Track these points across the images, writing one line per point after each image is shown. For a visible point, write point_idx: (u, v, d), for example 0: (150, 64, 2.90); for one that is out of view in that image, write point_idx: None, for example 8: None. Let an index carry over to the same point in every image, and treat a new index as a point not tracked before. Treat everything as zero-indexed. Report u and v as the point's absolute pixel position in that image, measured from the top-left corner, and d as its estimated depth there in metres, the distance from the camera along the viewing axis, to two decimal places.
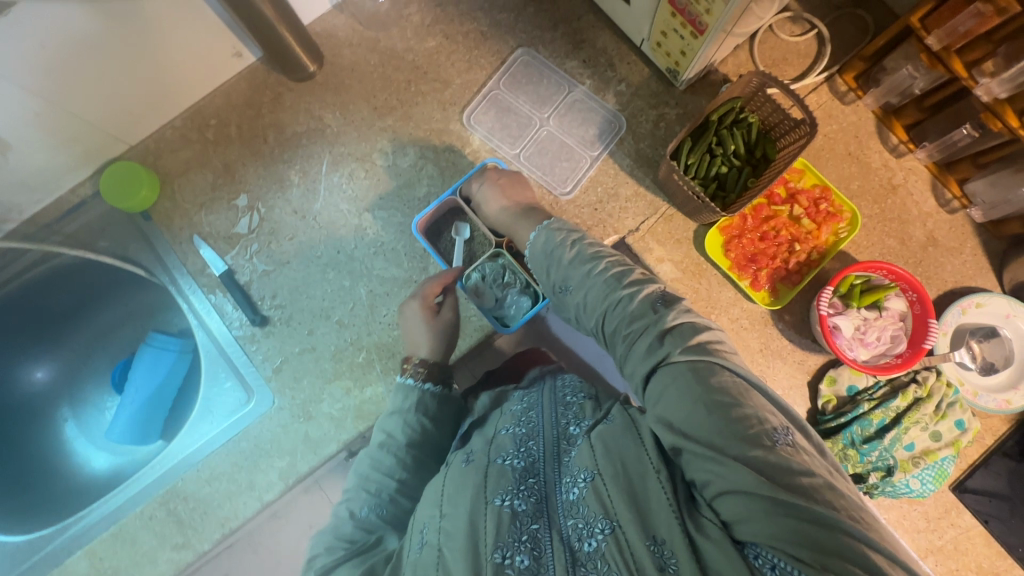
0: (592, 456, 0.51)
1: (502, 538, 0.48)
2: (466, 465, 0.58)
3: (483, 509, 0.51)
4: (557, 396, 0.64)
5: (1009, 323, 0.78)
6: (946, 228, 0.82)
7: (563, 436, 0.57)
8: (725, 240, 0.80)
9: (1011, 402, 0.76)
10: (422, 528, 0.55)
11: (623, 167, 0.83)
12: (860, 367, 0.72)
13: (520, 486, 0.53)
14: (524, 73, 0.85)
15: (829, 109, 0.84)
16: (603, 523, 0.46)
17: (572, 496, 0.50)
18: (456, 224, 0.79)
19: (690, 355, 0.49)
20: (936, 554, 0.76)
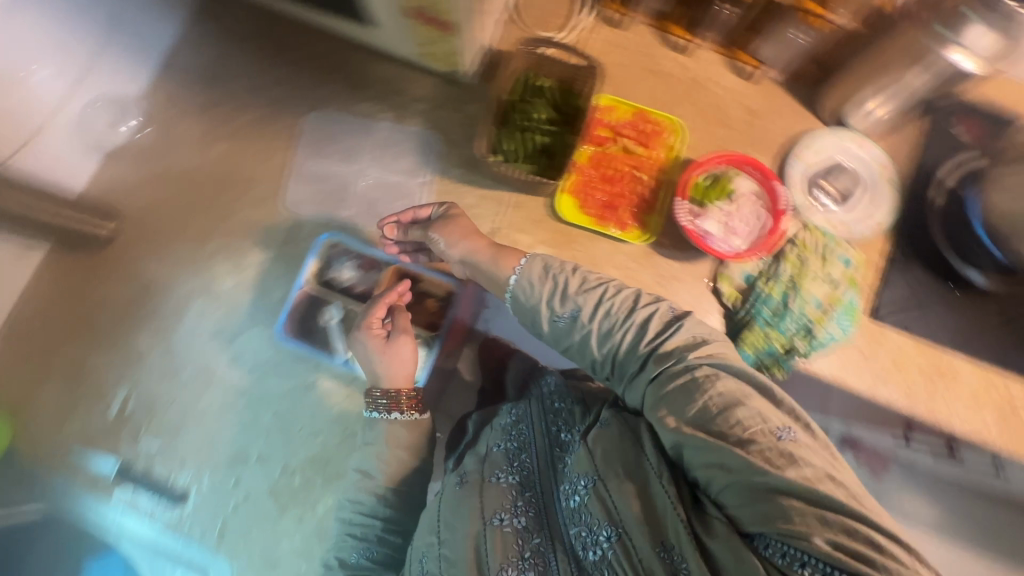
0: (588, 462, 0.55)
1: (507, 557, 0.54)
2: (462, 488, 0.63)
3: (487, 532, 0.57)
4: (547, 404, 0.68)
5: (845, 154, 0.83)
6: (759, 96, 0.86)
7: (559, 446, 0.62)
8: (577, 201, 0.81)
9: (877, 219, 0.81)
10: (422, 555, 0.61)
11: (456, 179, 0.82)
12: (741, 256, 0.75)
13: (517, 506, 0.58)
14: (322, 136, 0.83)
15: (612, 40, 0.86)
16: (607, 530, 0.50)
17: (574, 504, 0.54)
18: (320, 311, 0.76)
19: (706, 365, 0.52)
20: (884, 378, 0.80)
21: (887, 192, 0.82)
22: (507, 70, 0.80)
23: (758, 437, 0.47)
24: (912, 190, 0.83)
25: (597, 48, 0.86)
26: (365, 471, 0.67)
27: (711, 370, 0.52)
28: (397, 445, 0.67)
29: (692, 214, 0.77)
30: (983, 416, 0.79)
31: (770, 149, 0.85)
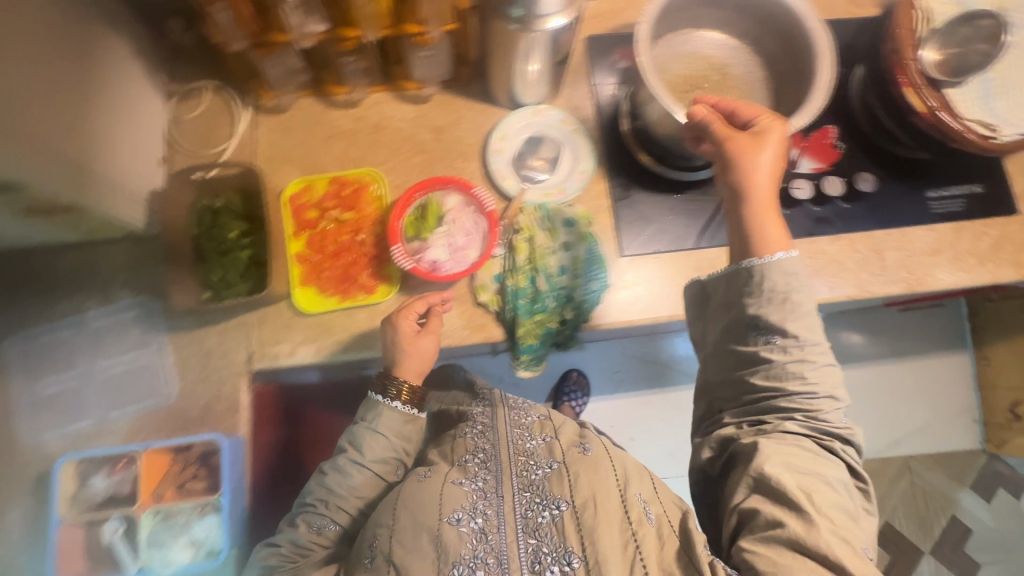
0: (565, 487, 0.69)
1: (463, 552, 0.65)
2: (425, 479, 0.75)
3: (446, 527, 0.67)
4: (516, 425, 0.81)
5: (530, 128, 0.88)
6: (437, 110, 0.88)
7: (522, 457, 0.75)
8: (314, 288, 0.80)
9: (584, 169, 0.86)
10: (372, 541, 0.71)
11: (187, 327, 0.78)
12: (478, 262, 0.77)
13: (478, 509, 0.69)
14: (29, 356, 0.76)
15: (280, 126, 0.86)
16: (574, 554, 0.64)
17: (542, 519, 0.67)
18: (97, 530, 0.77)
19: (785, 324, 0.63)
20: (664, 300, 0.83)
21: (582, 141, 0.87)
22: (180, 206, 0.77)
23: (813, 503, 0.59)
24: (603, 129, 0.88)
25: (270, 140, 0.85)
26: (357, 466, 0.78)
27: (810, 439, 0.64)
28: (394, 435, 0.79)
29: (415, 251, 0.78)
30: None
31: (470, 153, 0.87)
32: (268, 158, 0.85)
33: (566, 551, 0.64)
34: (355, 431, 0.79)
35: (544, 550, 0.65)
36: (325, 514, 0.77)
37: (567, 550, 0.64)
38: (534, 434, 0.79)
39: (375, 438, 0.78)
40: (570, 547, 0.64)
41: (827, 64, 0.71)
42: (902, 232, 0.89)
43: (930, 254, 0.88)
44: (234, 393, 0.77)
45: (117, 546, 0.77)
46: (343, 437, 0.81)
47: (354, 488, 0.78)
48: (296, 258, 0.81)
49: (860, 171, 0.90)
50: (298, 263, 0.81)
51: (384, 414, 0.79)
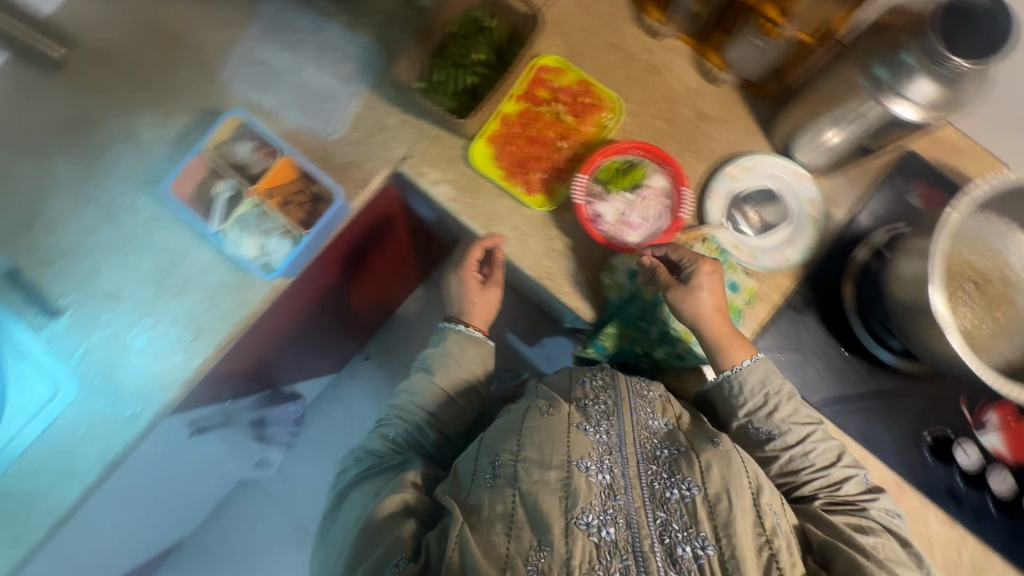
0: (696, 472, 0.63)
1: (592, 501, 0.61)
2: (548, 414, 0.70)
3: (574, 472, 0.63)
4: (637, 395, 0.72)
5: (777, 181, 0.79)
6: (714, 100, 0.82)
7: (648, 433, 0.69)
8: (493, 151, 0.80)
9: (787, 257, 0.77)
10: (494, 460, 0.67)
11: (387, 97, 0.82)
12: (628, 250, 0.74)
13: (604, 462, 0.64)
14: (275, 23, 0.84)
15: (586, 5, 0.83)
16: (701, 538, 0.59)
17: (670, 495, 0.62)
18: (214, 181, 0.78)
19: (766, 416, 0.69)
20: None
21: (809, 232, 0.77)
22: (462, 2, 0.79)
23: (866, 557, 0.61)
24: (838, 240, 0.78)
25: (567, 7, 0.83)
26: (427, 367, 0.83)
27: (863, 505, 0.67)
28: (469, 361, 0.83)
29: (592, 194, 0.75)
30: None
31: (707, 155, 0.80)
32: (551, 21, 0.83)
33: (697, 533, 0.59)
34: (432, 356, 0.84)
35: (673, 528, 0.60)
36: (398, 423, 0.80)
37: (699, 535, 0.59)
38: (654, 397, 0.73)
39: (440, 359, 0.83)
40: (702, 532, 0.59)
41: None
42: None
43: None
44: (371, 172, 0.81)
45: (217, 205, 0.77)
46: (416, 359, 0.86)
47: (425, 407, 0.81)
48: (500, 116, 0.80)
49: None
50: (498, 121, 0.80)
51: (455, 340, 0.84)
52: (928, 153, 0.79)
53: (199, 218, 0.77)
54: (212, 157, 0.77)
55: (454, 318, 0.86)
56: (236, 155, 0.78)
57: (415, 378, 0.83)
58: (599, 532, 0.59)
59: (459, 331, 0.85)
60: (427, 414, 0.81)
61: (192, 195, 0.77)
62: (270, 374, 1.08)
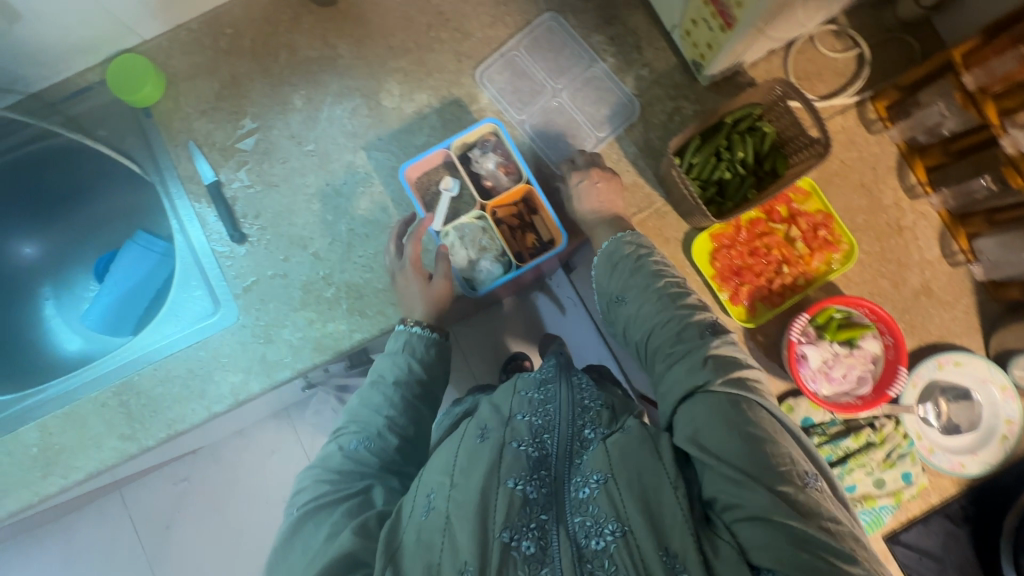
0: (605, 463, 0.56)
1: (513, 518, 0.53)
2: (479, 440, 0.62)
3: (496, 488, 0.55)
4: (575, 403, 0.66)
5: (983, 388, 0.75)
6: (945, 280, 0.79)
7: (577, 438, 0.62)
8: (714, 249, 0.78)
9: (965, 466, 0.74)
10: (431, 492, 0.58)
11: (628, 155, 0.80)
12: (820, 402, 0.70)
13: (529, 448, 0.60)
14: (545, 40, 0.83)
15: (856, 138, 0.80)
16: (612, 525, 0.51)
17: (582, 495, 0.55)
18: (444, 174, 0.77)
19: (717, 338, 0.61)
20: None
21: (994, 449, 0.74)
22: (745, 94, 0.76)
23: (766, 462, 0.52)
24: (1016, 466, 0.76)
25: (834, 133, 0.80)
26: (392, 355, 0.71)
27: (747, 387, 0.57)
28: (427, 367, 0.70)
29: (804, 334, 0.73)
30: None
31: (916, 332, 0.78)
32: None
33: (605, 521, 0.52)
34: (386, 365, 0.70)
35: (586, 526, 0.53)
36: (354, 434, 0.67)
37: (606, 523, 0.52)
38: (588, 391, 0.69)
39: (387, 363, 0.70)
40: (606, 520, 0.52)
41: None
42: None
43: None
44: None
45: (441, 201, 0.75)
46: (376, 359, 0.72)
47: (381, 410, 0.68)
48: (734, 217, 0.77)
49: None
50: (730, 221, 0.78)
51: (415, 340, 0.71)
52: None
53: (420, 206, 0.76)
54: (454, 154, 0.76)
55: (409, 318, 0.72)
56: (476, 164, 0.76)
57: (367, 392, 0.69)
58: (517, 544, 0.51)
59: (414, 334, 0.71)
60: (385, 419, 0.67)
61: (418, 182, 0.77)
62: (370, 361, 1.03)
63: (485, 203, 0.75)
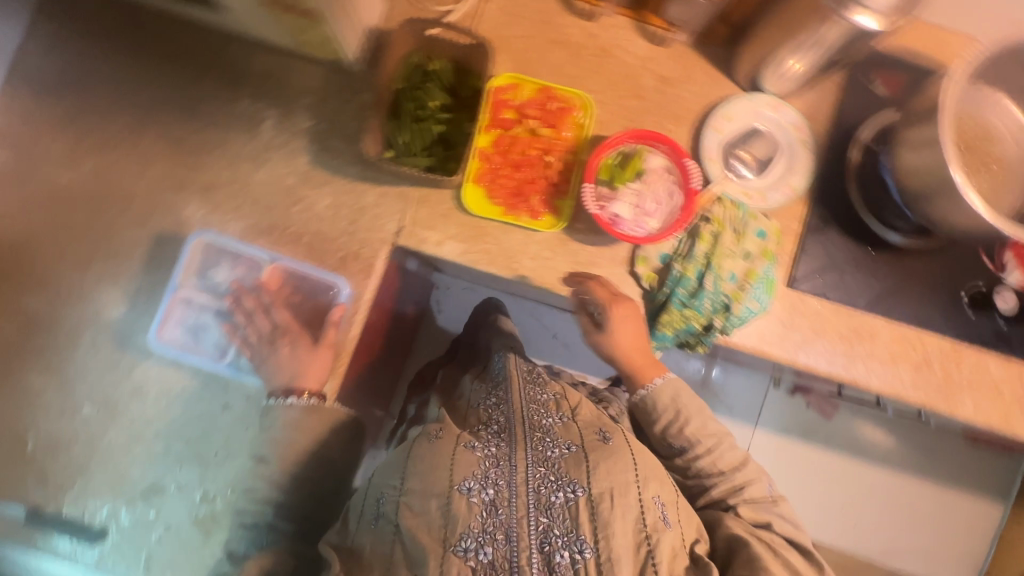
0: (581, 471, 0.69)
1: (471, 526, 0.65)
2: (436, 437, 0.75)
3: (454, 496, 0.67)
4: (531, 400, 0.81)
5: (760, 117, 0.80)
6: (670, 60, 0.80)
7: (541, 435, 0.74)
8: (485, 191, 0.77)
9: (794, 186, 0.79)
10: (380, 497, 0.71)
11: (354, 177, 0.76)
12: (654, 239, 0.71)
13: (488, 479, 0.69)
14: (200, 142, 0.76)
15: (514, 9, 0.79)
16: (580, 543, 0.65)
17: (555, 500, 0.67)
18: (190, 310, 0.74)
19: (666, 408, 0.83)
20: (820, 336, 0.80)
21: (804, 155, 0.79)
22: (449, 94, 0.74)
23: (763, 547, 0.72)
24: (827, 152, 0.80)
25: (495, 19, 0.79)
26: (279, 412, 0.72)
27: (761, 516, 0.77)
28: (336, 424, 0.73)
29: (602, 197, 0.73)
30: (899, 371, 0.81)
31: (683, 118, 0.80)
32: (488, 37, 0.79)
33: (577, 538, 0.65)
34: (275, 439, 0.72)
35: (555, 532, 0.65)
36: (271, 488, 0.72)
37: (577, 538, 0.65)
38: (550, 411, 0.79)
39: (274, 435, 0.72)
40: (582, 536, 0.65)
41: None
42: None
43: None
44: (371, 257, 0.76)
45: (209, 335, 0.74)
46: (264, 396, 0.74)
47: (270, 501, 0.71)
48: (478, 153, 0.77)
49: None
50: (479, 159, 0.77)
51: (303, 416, 0.72)
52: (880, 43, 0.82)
53: (196, 356, 0.73)
54: (188, 291, 0.73)
55: (276, 390, 0.72)
56: (216, 281, 0.75)
57: (257, 478, 0.72)
58: (476, 554, 0.63)
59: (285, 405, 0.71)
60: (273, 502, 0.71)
61: (172, 336, 0.73)
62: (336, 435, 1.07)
63: (247, 304, 0.74)
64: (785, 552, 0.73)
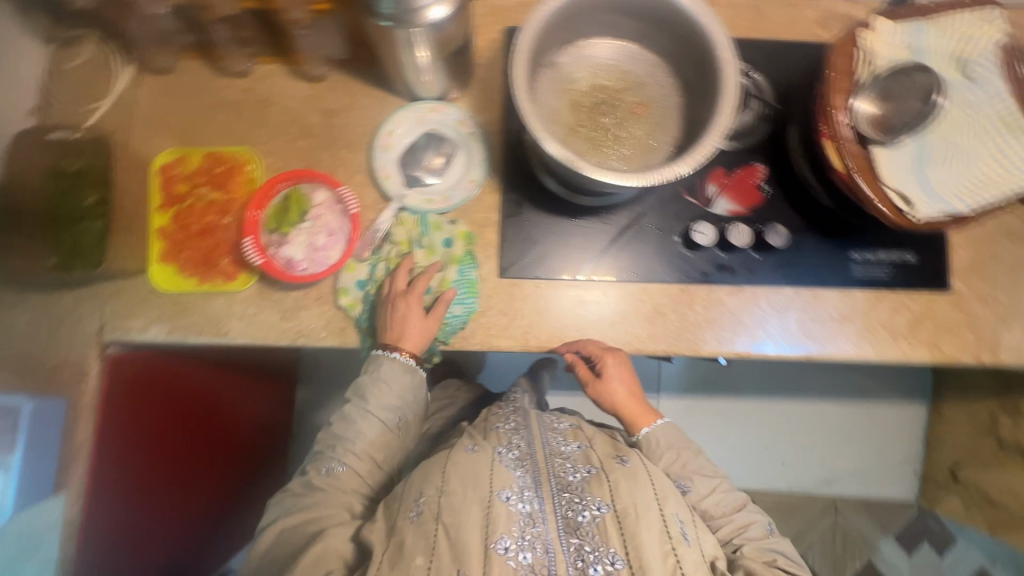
0: (606, 492, 0.75)
1: (511, 528, 0.71)
2: (472, 451, 0.82)
3: (492, 501, 0.73)
4: (548, 429, 0.87)
5: (425, 123, 0.81)
6: (331, 92, 0.82)
7: (562, 463, 0.80)
8: (174, 267, 0.78)
9: (473, 179, 0.80)
10: (422, 499, 0.75)
11: (46, 289, 0.77)
12: (326, 271, 0.74)
13: (525, 492, 0.75)
14: None
15: (165, 87, 0.81)
16: (612, 556, 0.69)
17: (584, 518, 0.72)
18: None
19: (682, 467, 0.86)
20: (546, 314, 0.79)
21: (477, 148, 0.81)
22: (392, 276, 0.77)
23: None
24: (504, 136, 0.82)
25: (150, 102, 0.81)
26: (362, 411, 0.81)
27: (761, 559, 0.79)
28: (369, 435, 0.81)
29: (274, 245, 0.76)
30: (632, 326, 0.80)
31: (357, 142, 0.81)
32: (146, 120, 0.81)
33: (608, 551, 0.70)
34: (360, 383, 0.81)
35: (586, 549, 0.70)
36: (334, 457, 0.81)
37: (608, 551, 0.70)
38: (568, 440, 0.86)
39: (345, 428, 0.81)
40: (613, 549, 0.70)
41: (729, 101, 0.63)
42: (815, 293, 0.81)
43: (839, 320, 0.81)
44: (80, 360, 0.77)
45: None
46: (348, 387, 0.83)
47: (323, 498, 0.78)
48: (158, 232, 0.78)
49: (778, 221, 0.81)
50: (159, 238, 0.78)
51: (386, 368, 0.78)
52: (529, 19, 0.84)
53: None
54: None
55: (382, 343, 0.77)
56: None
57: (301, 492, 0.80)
58: (517, 556, 0.68)
59: (388, 360, 0.77)
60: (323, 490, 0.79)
61: None
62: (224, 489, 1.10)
63: None
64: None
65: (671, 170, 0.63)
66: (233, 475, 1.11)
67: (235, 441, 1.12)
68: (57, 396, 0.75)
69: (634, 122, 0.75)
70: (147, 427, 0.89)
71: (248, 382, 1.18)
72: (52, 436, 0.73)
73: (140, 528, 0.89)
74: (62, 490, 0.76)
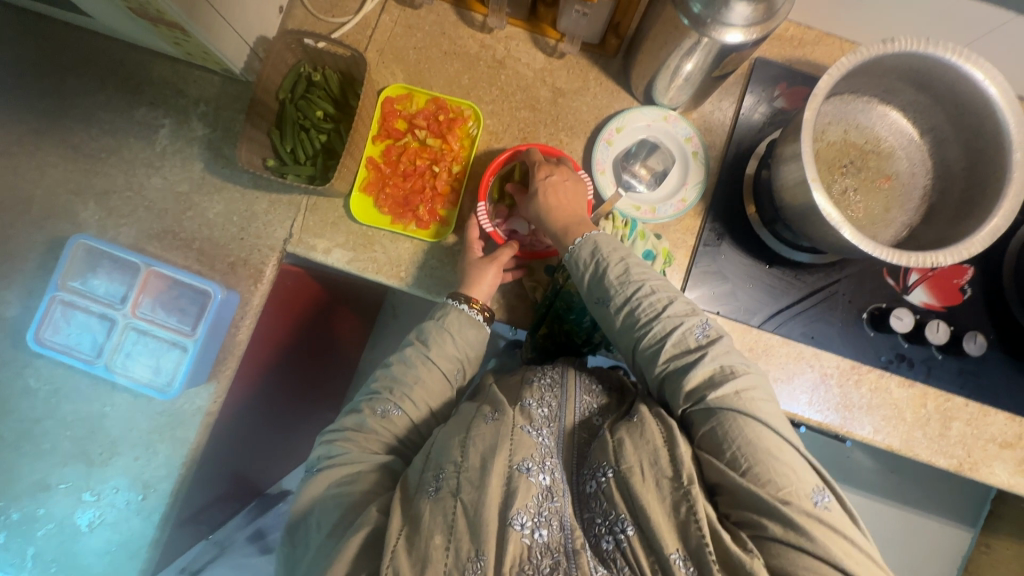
0: (613, 452, 0.55)
1: (529, 502, 0.51)
2: (490, 420, 0.59)
3: (508, 472, 0.53)
4: (584, 390, 0.65)
5: (652, 130, 0.79)
6: (567, 73, 0.80)
7: (587, 429, 0.61)
8: (372, 199, 0.77)
9: (685, 200, 0.78)
10: (438, 470, 0.55)
11: (246, 184, 0.78)
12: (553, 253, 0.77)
13: (546, 463, 0.55)
14: (99, 148, 0.77)
15: (409, 21, 0.80)
16: (625, 525, 0.51)
17: (594, 487, 0.54)
18: (71, 314, 0.73)
19: (621, 277, 0.65)
20: None
21: (696, 169, 0.79)
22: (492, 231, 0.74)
23: (752, 479, 0.52)
24: (723, 166, 0.80)
25: (390, 31, 0.80)
26: (422, 358, 0.69)
27: (708, 404, 0.57)
28: (429, 381, 0.68)
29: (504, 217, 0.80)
30: (795, 390, 0.78)
31: (577, 129, 0.80)
32: (383, 49, 0.80)
33: (618, 518, 0.51)
34: (426, 327, 0.71)
35: (598, 522, 0.52)
36: (390, 398, 0.66)
37: (619, 518, 0.51)
38: (602, 408, 0.64)
39: (406, 371, 0.68)
40: (622, 514, 0.51)
41: (1011, 201, 0.60)
42: (984, 412, 0.79)
43: (1001, 446, 0.79)
44: (259, 263, 0.77)
45: (85, 339, 0.73)
46: (411, 332, 0.72)
47: (368, 445, 0.64)
48: (367, 162, 0.78)
49: (975, 329, 0.79)
50: (367, 168, 0.78)
51: (455, 318, 0.70)
52: (780, 56, 0.81)
53: (73, 358, 0.72)
54: (66, 295, 0.73)
55: (455, 295, 0.71)
56: (95, 287, 0.74)
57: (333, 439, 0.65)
58: (533, 533, 0.50)
59: (459, 310, 0.71)
60: (366, 433, 0.64)
61: (53, 342, 0.72)
62: (295, 408, 1.09)
63: (124, 310, 0.73)
64: (831, 540, 0.49)
65: (931, 257, 0.60)
66: (314, 388, 1.13)
67: (331, 364, 1.15)
68: (234, 291, 0.76)
69: (873, 191, 0.72)
70: (289, 318, 0.94)
71: (363, 320, 1.23)
72: (222, 329, 0.76)
73: (244, 405, 0.90)
74: (214, 379, 0.77)
